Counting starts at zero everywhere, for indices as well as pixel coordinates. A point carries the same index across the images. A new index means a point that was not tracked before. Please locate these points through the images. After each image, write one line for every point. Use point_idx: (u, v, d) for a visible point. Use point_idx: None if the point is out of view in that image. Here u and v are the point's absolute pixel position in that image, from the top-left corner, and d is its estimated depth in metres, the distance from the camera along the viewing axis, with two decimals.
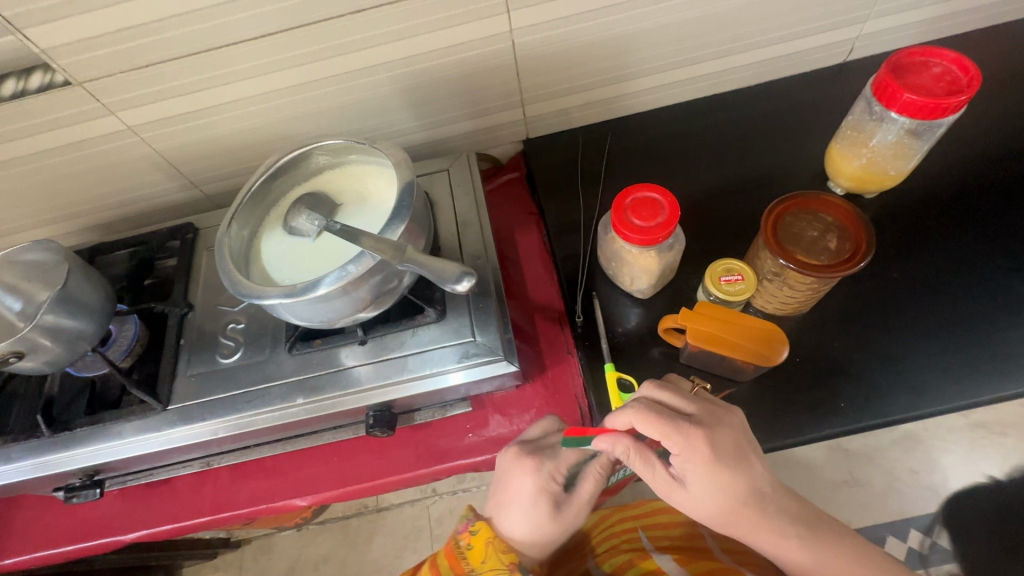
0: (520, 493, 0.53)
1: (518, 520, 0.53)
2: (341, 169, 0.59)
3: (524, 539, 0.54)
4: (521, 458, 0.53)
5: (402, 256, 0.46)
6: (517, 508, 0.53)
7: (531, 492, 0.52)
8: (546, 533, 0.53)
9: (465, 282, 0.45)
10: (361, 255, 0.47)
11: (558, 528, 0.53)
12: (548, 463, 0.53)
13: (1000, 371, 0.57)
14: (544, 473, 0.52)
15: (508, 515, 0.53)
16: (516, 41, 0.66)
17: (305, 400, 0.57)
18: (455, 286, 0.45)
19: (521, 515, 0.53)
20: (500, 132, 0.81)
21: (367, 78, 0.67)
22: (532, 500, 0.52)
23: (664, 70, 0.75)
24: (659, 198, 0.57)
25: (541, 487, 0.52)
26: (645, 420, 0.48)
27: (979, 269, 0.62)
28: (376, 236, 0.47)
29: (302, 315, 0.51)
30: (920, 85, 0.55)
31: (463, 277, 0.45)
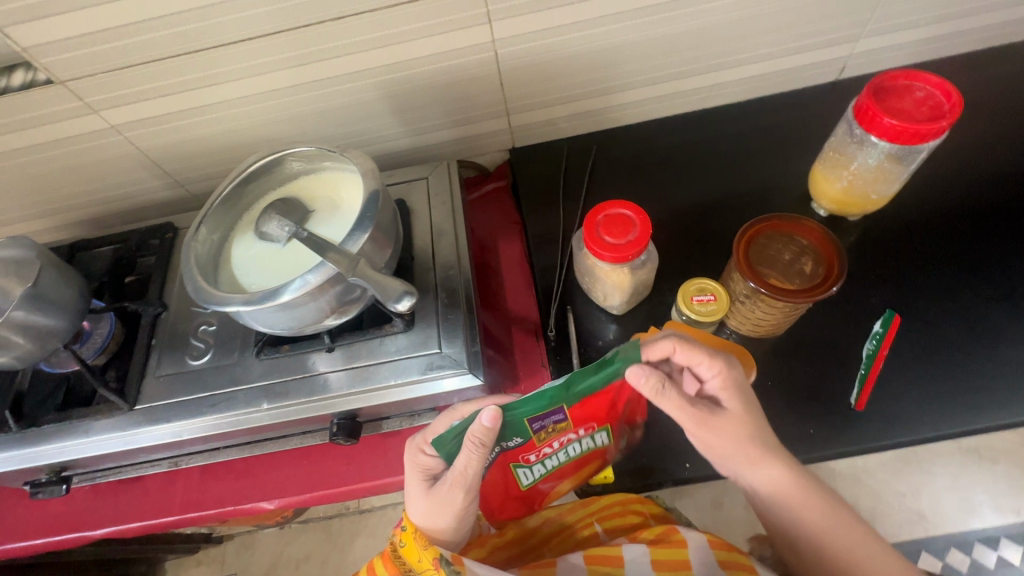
0: (409, 471, 0.53)
1: (411, 500, 0.52)
2: (316, 175, 0.59)
3: (425, 519, 0.52)
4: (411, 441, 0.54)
5: (355, 269, 0.46)
6: (409, 489, 0.53)
7: (415, 468, 0.53)
8: (435, 511, 0.51)
9: (405, 302, 0.47)
10: (320, 264, 0.47)
11: (441, 506, 0.50)
12: (423, 437, 0.53)
13: (975, 404, 0.56)
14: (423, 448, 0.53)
15: (409, 501, 0.53)
16: (499, 52, 0.66)
17: (270, 406, 0.57)
18: (395, 304, 0.47)
19: (412, 492, 0.52)
20: (486, 139, 0.80)
21: (350, 84, 0.67)
22: (417, 475, 0.53)
23: (651, 83, 0.74)
24: (632, 215, 0.56)
25: (417, 460, 0.52)
26: (683, 345, 0.50)
27: (959, 298, 0.61)
28: (336, 248, 0.46)
29: (266, 322, 0.51)
30: (901, 110, 0.54)
31: (404, 297, 0.47)
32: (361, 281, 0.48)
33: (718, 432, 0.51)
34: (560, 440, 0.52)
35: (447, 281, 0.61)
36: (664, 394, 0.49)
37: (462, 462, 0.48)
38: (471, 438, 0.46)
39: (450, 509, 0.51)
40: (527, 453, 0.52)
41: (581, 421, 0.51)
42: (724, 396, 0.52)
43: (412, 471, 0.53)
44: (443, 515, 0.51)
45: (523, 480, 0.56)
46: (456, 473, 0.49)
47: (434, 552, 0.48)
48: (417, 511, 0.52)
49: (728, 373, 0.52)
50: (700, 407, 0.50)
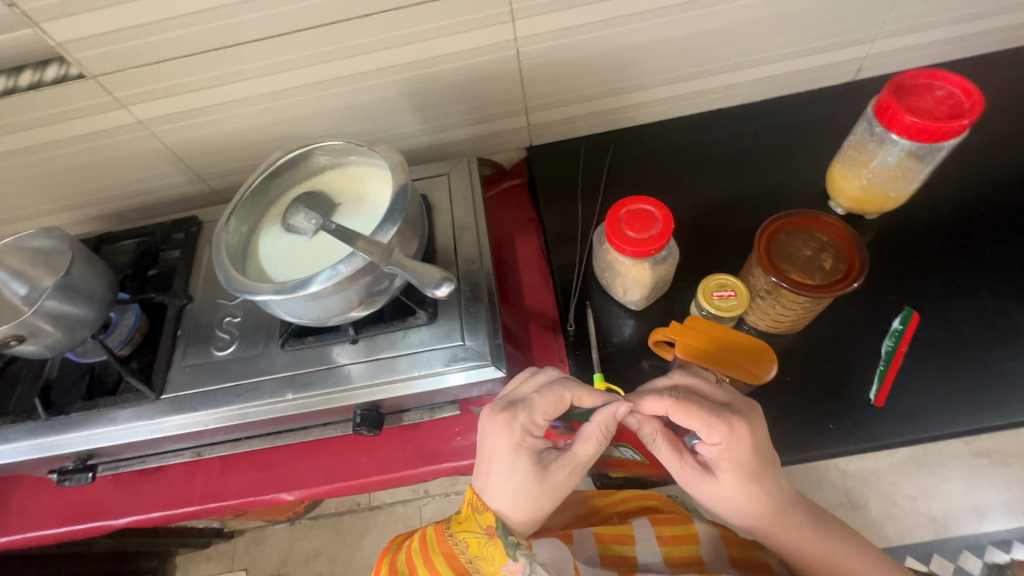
0: (493, 455, 0.49)
1: (500, 488, 0.48)
2: (341, 170, 0.60)
3: (507, 509, 0.48)
4: (492, 416, 0.50)
5: (388, 258, 0.47)
6: (497, 473, 0.48)
7: (499, 452, 0.49)
8: (532, 499, 0.48)
9: (444, 288, 0.46)
10: (351, 255, 0.48)
11: (551, 493, 0.48)
12: (527, 419, 0.49)
13: (995, 401, 0.56)
14: (521, 431, 0.49)
15: (489, 485, 0.49)
16: (521, 50, 0.67)
17: (294, 396, 0.58)
18: (433, 291, 0.47)
19: (493, 479, 0.49)
20: (504, 137, 0.81)
21: (373, 81, 0.68)
22: (513, 459, 0.48)
23: (669, 83, 0.75)
24: (654, 211, 0.57)
25: (520, 444, 0.48)
26: (680, 411, 0.48)
27: (977, 296, 0.61)
28: (367, 238, 0.47)
29: (295, 313, 0.52)
30: (922, 108, 0.55)
31: (443, 283, 0.47)
32: (391, 271, 0.48)
33: (707, 494, 0.51)
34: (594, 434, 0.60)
35: (470, 275, 0.62)
36: (654, 445, 0.52)
37: (587, 449, 0.50)
38: (599, 425, 0.49)
39: (550, 490, 0.48)
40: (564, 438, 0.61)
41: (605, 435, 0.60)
42: (725, 466, 0.49)
43: (509, 448, 0.48)
44: (541, 504, 0.48)
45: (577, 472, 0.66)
46: (576, 459, 0.49)
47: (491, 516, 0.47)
48: (496, 496, 0.48)
49: (732, 446, 0.47)
50: (688, 466, 0.51)
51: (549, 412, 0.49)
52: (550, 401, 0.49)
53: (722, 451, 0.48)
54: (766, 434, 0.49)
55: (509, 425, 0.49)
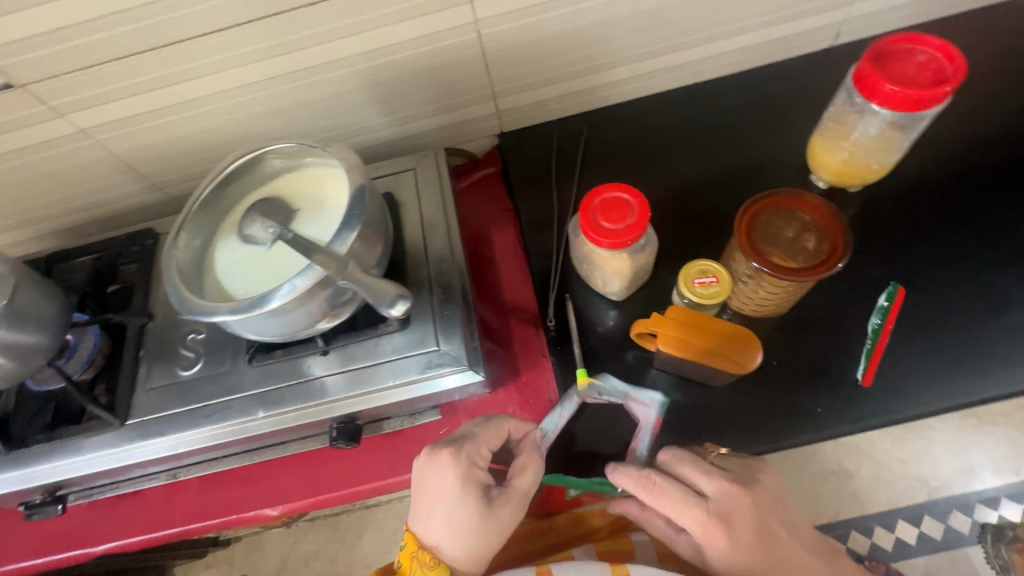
0: (440, 493, 0.52)
1: (440, 521, 0.52)
2: (299, 173, 0.57)
3: (457, 549, 0.52)
4: (432, 456, 0.53)
5: (343, 271, 0.44)
6: (440, 511, 0.52)
7: (448, 490, 0.51)
8: (478, 534, 0.51)
9: (399, 308, 0.44)
10: (307, 267, 0.45)
11: (492, 528, 0.52)
12: (473, 450, 0.53)
13: (981, 372, 0.55)
14: (470, 461, 0.52)
15: (433, 521, 0.52)
16: (482, 32, 0.63)
17: (266, 414, 0.56)
18: (389, 310, 0.44)
19: (454, 519, 0.51)
20: (474, 125, 0.78)
21: (327, 74, 0.64)
22: (459, 493, 0.51)
23: (641, 59, 0.72)
24: (630, 199, 0.54)
25: (465, 476, 0.52)
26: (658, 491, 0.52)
27: (964, 266, 0.60)
28: (322, 249, 0.44)
29: (255, 330, 0.49)
30: (903, 75, 0.52)
31: (397, 302, 0.44)
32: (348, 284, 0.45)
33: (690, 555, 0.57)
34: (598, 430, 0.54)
35: (442, 275, 0.59)
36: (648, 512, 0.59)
37: (525, 478, 0.54)
38: (529, 450, 0.55)
39: (484, 526, 0.52)
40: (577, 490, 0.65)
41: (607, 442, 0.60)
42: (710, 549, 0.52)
43: (455, 484, 0.51)
44: (488, 543, 0.52)
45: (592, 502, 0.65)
46: (516, 491, 0.53)
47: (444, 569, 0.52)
48: (444, 536, 0.52)
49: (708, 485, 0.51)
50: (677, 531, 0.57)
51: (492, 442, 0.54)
52: (494, 436, 0.55)
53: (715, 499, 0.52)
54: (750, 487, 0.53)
55: (455, 460, 0.52)
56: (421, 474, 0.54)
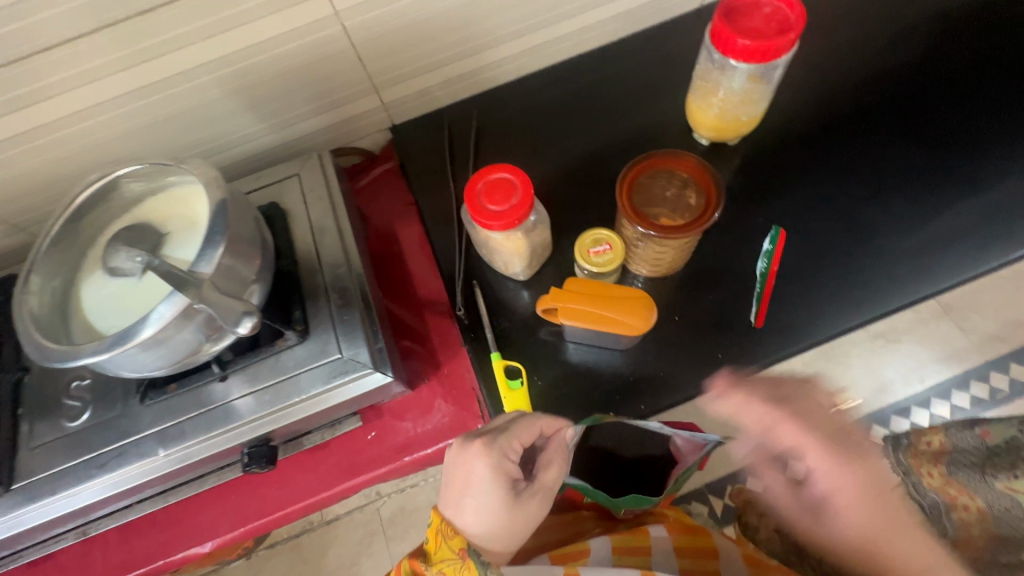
0: (470, 482, 0.49)
1: (471, 514, 0.49)
2: (164, 194, 0.53)
3: (483, 536, 0.49)
4: (465, 446, 0.50)
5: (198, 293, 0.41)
6: (472, 500, 0.49)
7: (478, 481, 0.49)
8: (507, 522, 0.49)
9: (244, 322, 0.42)
10: (171, 293, 0.42)
11: (522, 519, 0.50)
12: (504, 441, 0.50)
13: (858, 299, 0.60)
14: (504, 456, 0.49)
15: (465, 510, 0.49)
16: (346, 24, 0.60)
17: (166, 452, 0.52)
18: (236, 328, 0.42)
19: (484, 510, 0.49)
20: (362, 122, 0.75)
21: (185, 84, 0.60)
22: (490, 486, 0.49)
23: (519, 36, 0.71)
24: (512, 178, 0.54)
25: (496, 469, 0.49)
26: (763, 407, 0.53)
27: (836, 204, 0.64)
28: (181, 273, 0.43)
29: (133, 368, 0.46)
30: (752, 28, 0.55)
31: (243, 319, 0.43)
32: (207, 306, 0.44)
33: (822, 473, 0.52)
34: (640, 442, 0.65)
35: (338, 281, 0.57)
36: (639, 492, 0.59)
37: (552, 473, 0.52)
38: (557, 448, 0.53)
39: (520, 517, 0.50)
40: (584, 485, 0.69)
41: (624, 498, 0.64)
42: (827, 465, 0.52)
43: (486, 474, 0.49)
44: (513, 535, 0.50)
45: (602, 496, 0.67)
46: (543, 484, 0.52)
47: (460, 541, 0.48)
48: (472, 522, 0.49)
49: (812, 439, 0.51)
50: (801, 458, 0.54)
51: (527, 439, 0.51)
52: (528, 431, 0.51)
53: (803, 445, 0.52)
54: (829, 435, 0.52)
55: (488, 453, 0.49)
56: (448, 464, 0.51)
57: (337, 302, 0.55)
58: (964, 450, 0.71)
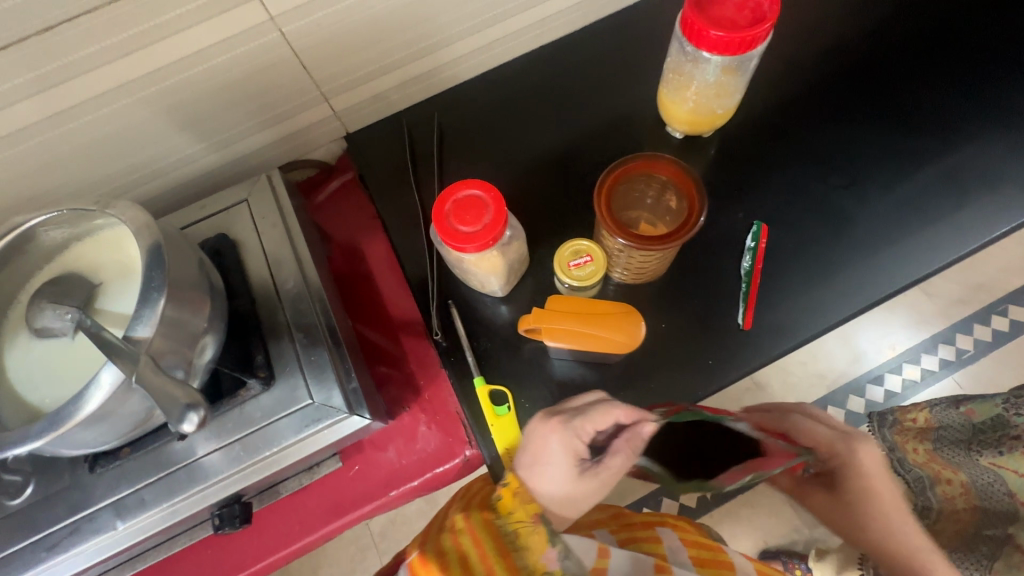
0: (545, 453, 0.50)
1: (551, 479, 0.49)
2: (94, 238, 0.47)
3: (554, 506, 0.48)
4: (542, 420, 0.52)
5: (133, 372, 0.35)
6: (546, 468, 0.49)
7: (554, 452, 0.49)
8: (576, 495, 0.49)
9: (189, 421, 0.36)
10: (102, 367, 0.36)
11: (584, 496, 0.49)
12: (580, 422, 0.51)
13: (844, 292, 0.59)
14: (573, 435, 0.50)
15: (540, 476, 0.49)
16: (284, 30, 0.54)
17: (126, 523, 0.47)
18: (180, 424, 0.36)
19: (561, 478, 0.49)
20: (313, 133, 0.70)
21: (103, 108, 0.52)
22: (563, 458, 0.49)
23: (476, 31, 0.66)
24: (482, 194, 0.50)
25: (568, 446, 0.50)
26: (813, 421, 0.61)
27: (814, 193, 0.63)
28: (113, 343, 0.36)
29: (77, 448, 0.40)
30: (724, 17, 0.51)
31: (187, 414, 0.36)
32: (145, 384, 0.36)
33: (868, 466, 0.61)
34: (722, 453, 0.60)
35: (301, 317, 0.52)
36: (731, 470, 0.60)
37: (618, 461, 0.50)
38: (628, 440, 0.50)
39: (582, 493, 0.49)
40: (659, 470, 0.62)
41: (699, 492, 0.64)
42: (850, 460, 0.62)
43: (557, 446, 0.50)
44: (582, 506, 0.49)
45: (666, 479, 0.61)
46: (612, 469, 0.50)
47: (534, 509, 0.45)
48: (546, 491, 0.48)
49: (823, 434, 0.60)
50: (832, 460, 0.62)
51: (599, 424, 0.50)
52: (603, 417, 0.50)
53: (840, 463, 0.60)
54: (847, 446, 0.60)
55: (562, 429, 0.50)
56: (527, 435, 0.52)
57: (301, 341, 0.51)
58: (948, 427, 0.73)
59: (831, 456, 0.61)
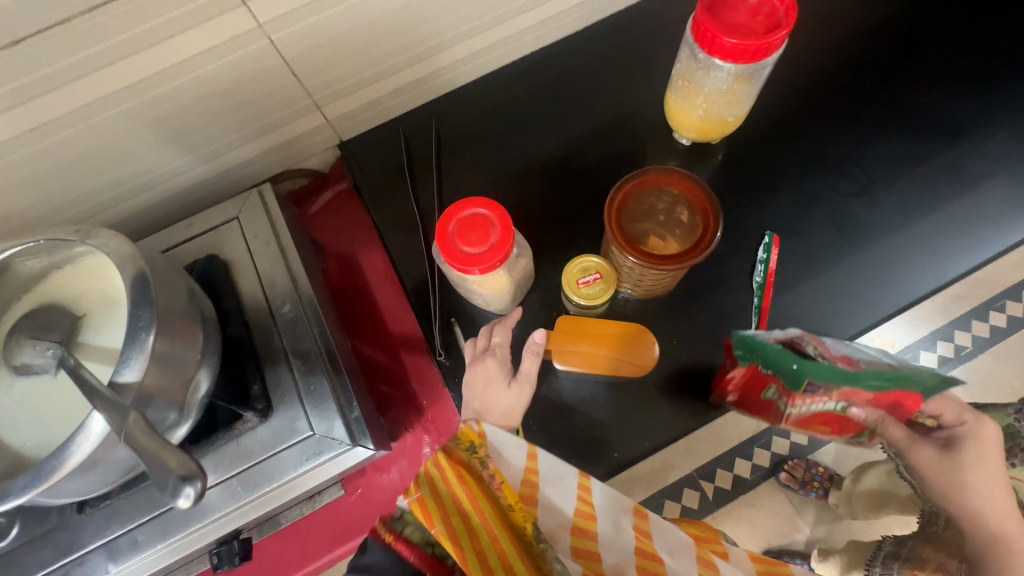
0: (482, 375, 0.53)
1: (490, 400, 0.51)
2: (74, 266, 0.44)
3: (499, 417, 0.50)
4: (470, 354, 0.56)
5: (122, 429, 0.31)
6: (489, 389, 0.52)
7: (484, 372, 0.53)
8: (510, 399, 0.52)
9: (186, 494, 0.28)
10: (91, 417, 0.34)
11: (512, 396, 0.52)
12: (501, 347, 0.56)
13: (858, 304, 0.58)
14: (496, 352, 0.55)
15: (485, 398, 0.51)
16: (274, 37, 0.51)
17: (119, 566, 0.45)
18: (173, 500, 0.28)
19: (507, 389, 0.53)
20: (305, 142, 0.66)
21: (79, 124, 0.49)
22: (492, 372, 0.53)
23: (475, 33, 0.63)
24: (488, 213, 0.48)
25: (496, 363, 0.54)
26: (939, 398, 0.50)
27: (826, 201, 0.61)
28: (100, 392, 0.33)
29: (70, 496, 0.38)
30: (739, 23, 0.49)
31: (183, 486, 0.28)
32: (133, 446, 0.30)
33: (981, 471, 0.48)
34: (812, 399, 0.46)
35: (299, 343, 0.50)
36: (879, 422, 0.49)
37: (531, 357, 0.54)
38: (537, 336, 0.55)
39: (512, 395, 0.52)
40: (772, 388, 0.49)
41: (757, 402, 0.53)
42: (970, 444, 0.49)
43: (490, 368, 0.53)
44: (516, 411, 0.51)
45: (769, 398, 0.52)
46: (529, 373, 0.54)
47: (517, 508, 0.41)
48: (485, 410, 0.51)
49: (954, 409, 0.50)
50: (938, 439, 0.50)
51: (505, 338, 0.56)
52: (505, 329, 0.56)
53: (963, 435, 0.49)
54: (986, 425, 0.49)
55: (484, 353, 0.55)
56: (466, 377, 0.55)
57: (300, 369, 0.49)
58: None
59: (961, 425, 0.49)
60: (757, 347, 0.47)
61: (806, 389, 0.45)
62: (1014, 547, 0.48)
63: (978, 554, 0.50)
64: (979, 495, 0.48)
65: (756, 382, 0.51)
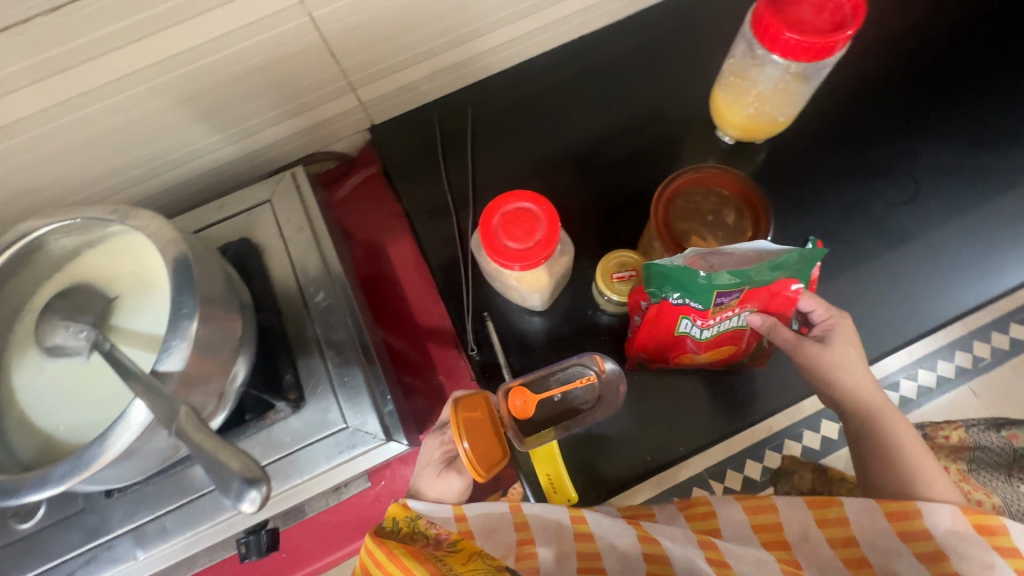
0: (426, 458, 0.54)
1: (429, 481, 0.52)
2: (107, 246, 0.42)
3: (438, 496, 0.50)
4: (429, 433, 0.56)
5: (175, 426, 0.30)
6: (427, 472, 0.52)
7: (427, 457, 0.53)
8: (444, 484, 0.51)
9: (250, 498, 0.28)
10: (132, 409, 0.33)
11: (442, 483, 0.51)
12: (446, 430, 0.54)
13: (898, 317, 0.57)
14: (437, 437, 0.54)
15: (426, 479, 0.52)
16: (314, 15, 0.49)
17: (146, 553, 0.44)
18: (234, 501, 0.29)
19: (432, 478, 0.52)
20: (337, 124, 0.65)
21: (111, 98, 0.47)
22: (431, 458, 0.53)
23: (518, 18, 0.61)
24: (534, 207, 0.46)
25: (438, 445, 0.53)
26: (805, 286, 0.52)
27: (871, 209, 0.60)
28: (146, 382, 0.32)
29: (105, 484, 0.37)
30: (802, 19, 0.47)
31: (247, 491, 0.29)
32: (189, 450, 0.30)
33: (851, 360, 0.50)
34: (722, 315, 0.49)
35: (333, 333, 0.49)
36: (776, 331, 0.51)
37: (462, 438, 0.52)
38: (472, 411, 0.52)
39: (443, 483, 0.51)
40: (685, 323, 0.50)
41: (671, 339, 0.53)
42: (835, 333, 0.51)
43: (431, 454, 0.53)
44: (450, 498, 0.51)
45: (681, 334, 0.52)
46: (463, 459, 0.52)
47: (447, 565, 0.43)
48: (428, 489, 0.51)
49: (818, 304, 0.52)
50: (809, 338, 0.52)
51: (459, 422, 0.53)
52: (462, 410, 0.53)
53: (833, 327, 0.51)
54: (848, 317, 0.51)
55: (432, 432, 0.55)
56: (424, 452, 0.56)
57: (335, 361, 0.48)
58: (985, 449, 0.68)
59: (828, 316, 0.52)
60: (665, 274, 0.46)
61: (717, 301, 0.47)
62: (889, 423, 0.49)
63: (859, 434, 0.50)
64: (860, 384, 0.50)
65: (665, 321, 0.51)
